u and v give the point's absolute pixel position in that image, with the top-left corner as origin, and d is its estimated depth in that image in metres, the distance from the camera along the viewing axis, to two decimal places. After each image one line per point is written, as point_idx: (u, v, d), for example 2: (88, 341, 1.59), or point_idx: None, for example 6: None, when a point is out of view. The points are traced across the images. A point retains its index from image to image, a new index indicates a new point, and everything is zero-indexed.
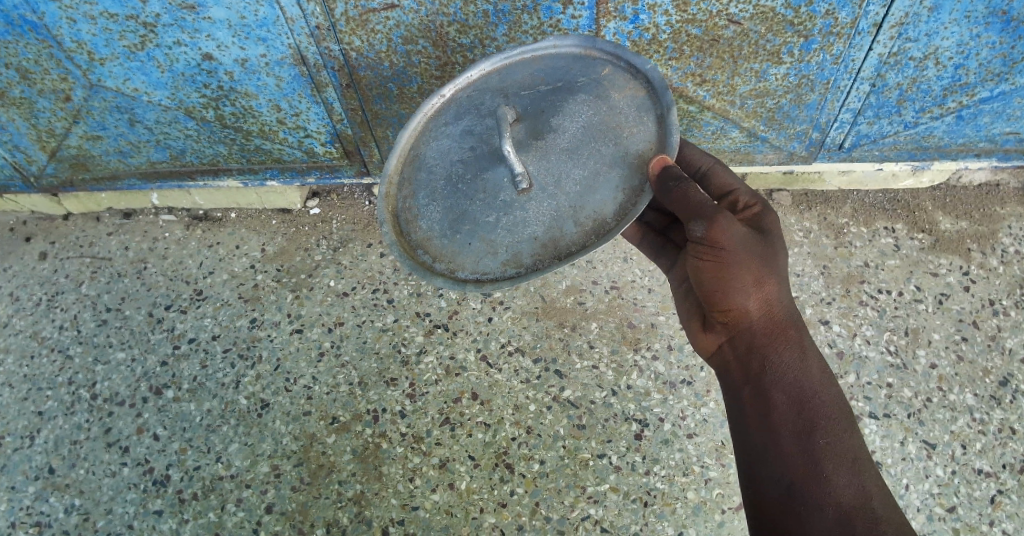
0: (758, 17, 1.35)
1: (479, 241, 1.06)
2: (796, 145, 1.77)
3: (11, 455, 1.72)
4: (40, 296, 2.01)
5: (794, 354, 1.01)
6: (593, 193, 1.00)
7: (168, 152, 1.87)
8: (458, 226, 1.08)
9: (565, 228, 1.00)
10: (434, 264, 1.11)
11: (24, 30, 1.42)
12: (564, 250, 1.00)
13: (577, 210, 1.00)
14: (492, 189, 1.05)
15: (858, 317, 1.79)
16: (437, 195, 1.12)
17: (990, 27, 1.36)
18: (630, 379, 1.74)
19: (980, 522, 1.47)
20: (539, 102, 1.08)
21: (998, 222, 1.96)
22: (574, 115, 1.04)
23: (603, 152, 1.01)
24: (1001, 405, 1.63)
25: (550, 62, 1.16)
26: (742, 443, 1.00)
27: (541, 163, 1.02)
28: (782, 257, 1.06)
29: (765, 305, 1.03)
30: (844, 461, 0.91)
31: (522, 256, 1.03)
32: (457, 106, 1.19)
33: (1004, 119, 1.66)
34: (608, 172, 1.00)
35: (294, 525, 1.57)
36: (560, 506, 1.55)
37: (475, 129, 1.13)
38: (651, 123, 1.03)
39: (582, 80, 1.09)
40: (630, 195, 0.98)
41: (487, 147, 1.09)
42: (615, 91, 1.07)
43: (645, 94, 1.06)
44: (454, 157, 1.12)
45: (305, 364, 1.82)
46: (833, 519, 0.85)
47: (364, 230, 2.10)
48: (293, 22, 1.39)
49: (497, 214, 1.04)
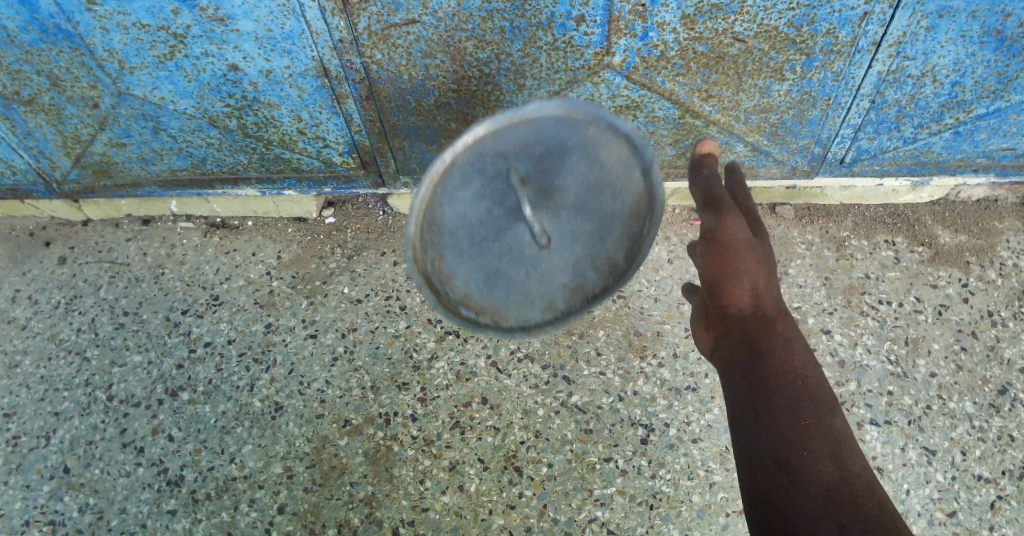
0: (762, 35, 1.41)
1: (517, 294, 1.24)
2: (799, 160, 1.82)
3: (27, 454, 1.75)
4: (59, 299, 2.06)
5: (783, 340, 1.03)
6: (603, 243, 1.21)
7: (189, 161, 1.93)
8: (494, 284, 1.24)
9: (588, 275, 1.24)
10: (478, 318, 1.27)
11: (58, 39, 1.48)
12: (591, 291, 1.26)
13: (595, 258, 1.22)
14: (517, 246, 1.19)
15: (860, 327, 1.83)
16: (466, 254, 1.23)
17: (985, 46, 1.42)
18: (636, 385, 1.78)
19: (980, 527, 1.50)
20: (540, 164, 1.17)
21: (996, 236, 2.01)
22: (575, 175, 1.16)
23: (607, 207, 1.18)
24: (1000, 413, 1.67)
25: (539, 123, 1.18)
26: (732, 421, 0.95)
27: (555, 221, 1.17)
28: (769, 263, 1.18)
29: (756, 298, 1.10)
30: (828, 441, 0.87)
31: (557, 301, 1.26)
32: (458, 168, 1.22)
33: (1001, 135, 1.71)
34: (613, 226, 1.20)
35: (306, 525, 1.60)
36: (567, 508, 1.59)
37: (485, 193, 1.20)
38: (642, 174, 1.18)
39: (573, 140, 1.17)
40: (632, 250, 1.24)
41: (502, 210, 1.18)
42: (605, 148, 1.17)
43: (632, 146, 1.18)
44: (473, 221, 1.21)
45: (320, 368, 1.86)
46: (818, 492, 0.79)
47: (378, 239, 2.15)
48: (317, 36, 1.45)
49: (527, 273, 1.21)
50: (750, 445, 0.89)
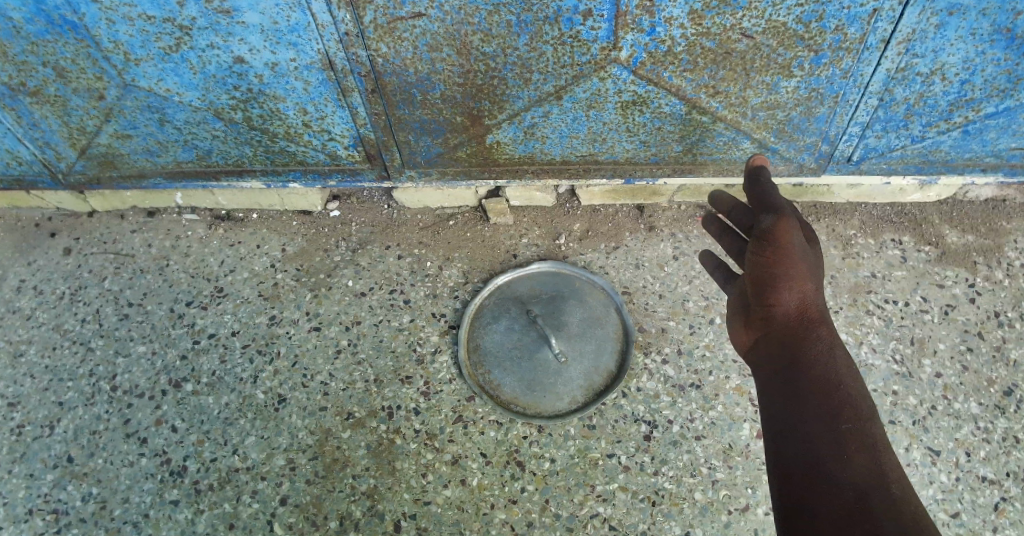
0: (770, 31, 1.41)
1: (551, 394, 1.75)
2: (806, 157, 1.81)
3: (31, 443, 1.76)
4: (64, 290, 2.06)
5: (826, 347, 0.99)
6: (604, 318, 1.88)
7: (195, 153, 1.93)
8: (533, 387, 1.77)
9: (603, 359, 1.80)
10: (524, 410, 1.74)
11: (64, 30, 1.47)
12: (606, 367, 1.79)
13: (601, 323, 1.87)
14: (545, 360, 1.80)
15: (865, 326, 1.82)
16: (507, 368, 1.80)
17: (995, 44, 1.41)
18: (640, 382, 1.78)
19: (983, 528, 1.51)
20: (551, 322, 1.86)
21: (1004, 236, 2.00)
22: (574, 314, 1.88)
23: (600, 332, 1.85)
24: (1005, 414, 1.67)
25: (550, 306, 1.89)
26: (768, 429, 0.94)
27: (568, 345, 1.82)
28: (818, 272, 1.14)
29: (804, 305, 1.04)
30: (865, 445, 0.84)
31: (592, 382, 1.77)
32: (499, 329, 1.87)
33: (1010, 134, 1.70)
34: (607, 318, 1.88)
35: (308, 517, 1.61)
36: (569, 504, 1.59)
37: (518, 329, 1.86)
38: (616, 313, 1.89)
39: (572, 317, 1.87)
40: (623, 355, 1.81)
41: (529, 337, 1.84)
42: (593, 318, 1.88)
43: (610, 327, 1.86)
44: (511, 345, 1.83)
45: (323, 361, 1.86)
46: (850, 496, 0.77)
47: (382, 233, 2.15)
48: (323, 29, 1.44)
49: (555, 376, 1.77)
50: (786, 452, 0.88)
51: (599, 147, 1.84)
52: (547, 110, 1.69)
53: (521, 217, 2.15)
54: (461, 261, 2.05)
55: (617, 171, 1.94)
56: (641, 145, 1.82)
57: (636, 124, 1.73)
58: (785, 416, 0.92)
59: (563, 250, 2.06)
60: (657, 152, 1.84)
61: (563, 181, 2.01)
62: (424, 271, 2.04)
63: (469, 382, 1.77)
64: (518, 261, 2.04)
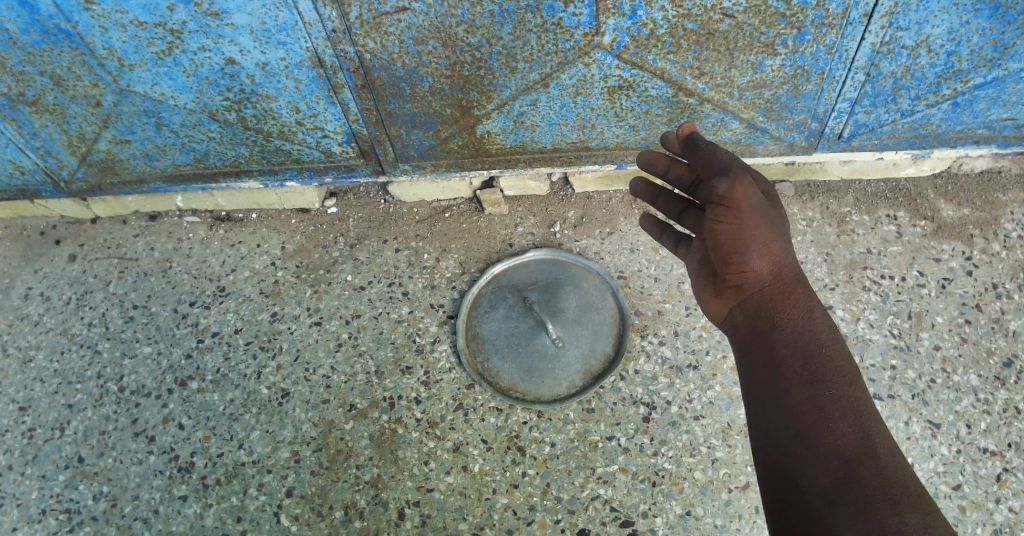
0: (751, 10, 1.41)
1: (550, 379, 1.77)
2: (795, 136, 1.82)
3: (42, 445, 1.79)
4: (70, 295, 2.10)
5: (802, 311, 1.00)
6: (598, 303, 1.89)
7: (192, 155, 1.96)
8: (531, 373, 1.78)
9: (602, 343, 1.82)
10: (524, 396, 1.76)
11: (59, 39, 1.50)
12: (606, 351, 1.80)
13: (593, 306, 1.88)
14: (541, 346, 1.82)
15: (862, 302, 1.82)
16: (505, 354, 1.82)
17: (979, 14, 1.41)
18: (637, 364, 1.79)
19: (987, 499, 1.51)
20: (546, 308, 1.88)
21: (1000, 208, 1.99)
22: (569, 300, 1.89)
23: (596, 317, 1.86)
24: (1005, 385, 1.67)
25: (542, 292, 1.92)
26: (750, 401, 0.94)
27: (564, 330, 1.84)
28: (783, 225, 1.12)
29: (775, 266, 1.06)
30: (849, 411, 0.84)
31: (593, 367, 1.78)
32: (495, 314, 1.89)
33: (1000, 105, 1.70)
34: (602, 303, 1.89)
35: (313, 508, 1.63)
36: (570, 486, 1.61)
37: (512, 314, 1.88)
38: (612, 297, 1.90)
39: (565, 303, 1.89)
40: (619, 338, 1.83)
41: (525, 325, 1.86)
42: (590, 301, 1.89)
43: (607, 309, 1.88)
44: (506, 332, 1.85)
45: (324, 354, 1.89)
46: (837, 465, 0.77)
47: (380, 227, 2.17)
48: (310, 27, 1.46)
49: (554, 361, 1.79)
50: (771, 423, 0.88)
51: (588, 133, 1.85)
52: (535, 99, 1.70)
53: (516, 207, 2.16)
54: (457, 252, 2.07)
55: (608, 157, 1.95)
56: (630, 130, 1.83)
57: (624, 108, 1.74)
58: (767, 386, 0.92)
59: (558, 238, 2.07)
60: (646, 137, 1.86)
61: (556, 168, 2.02)
62: (421, 263, 2.06)
63: (468, 370, 1.79)
64: (514, 250, 2.06)
